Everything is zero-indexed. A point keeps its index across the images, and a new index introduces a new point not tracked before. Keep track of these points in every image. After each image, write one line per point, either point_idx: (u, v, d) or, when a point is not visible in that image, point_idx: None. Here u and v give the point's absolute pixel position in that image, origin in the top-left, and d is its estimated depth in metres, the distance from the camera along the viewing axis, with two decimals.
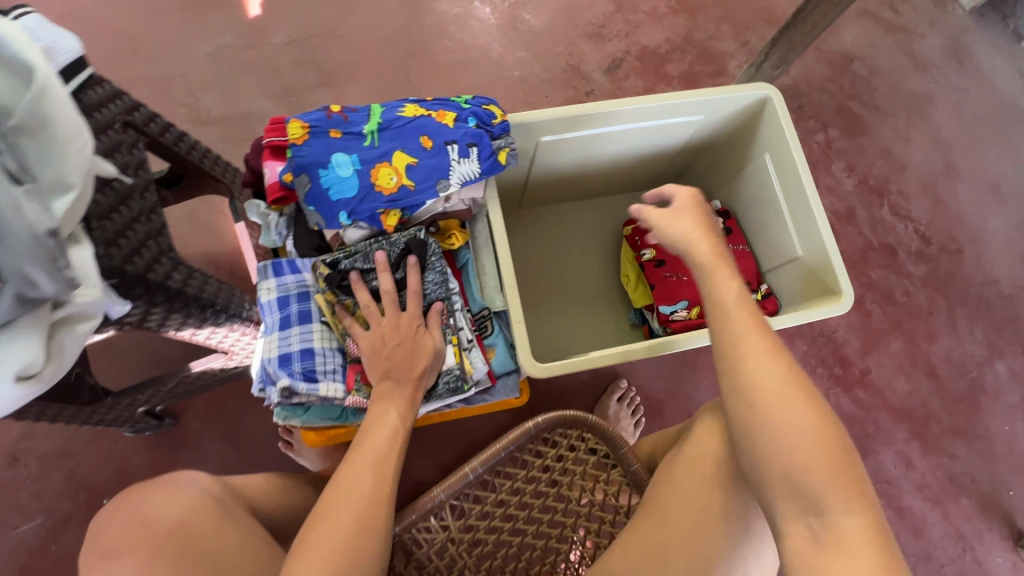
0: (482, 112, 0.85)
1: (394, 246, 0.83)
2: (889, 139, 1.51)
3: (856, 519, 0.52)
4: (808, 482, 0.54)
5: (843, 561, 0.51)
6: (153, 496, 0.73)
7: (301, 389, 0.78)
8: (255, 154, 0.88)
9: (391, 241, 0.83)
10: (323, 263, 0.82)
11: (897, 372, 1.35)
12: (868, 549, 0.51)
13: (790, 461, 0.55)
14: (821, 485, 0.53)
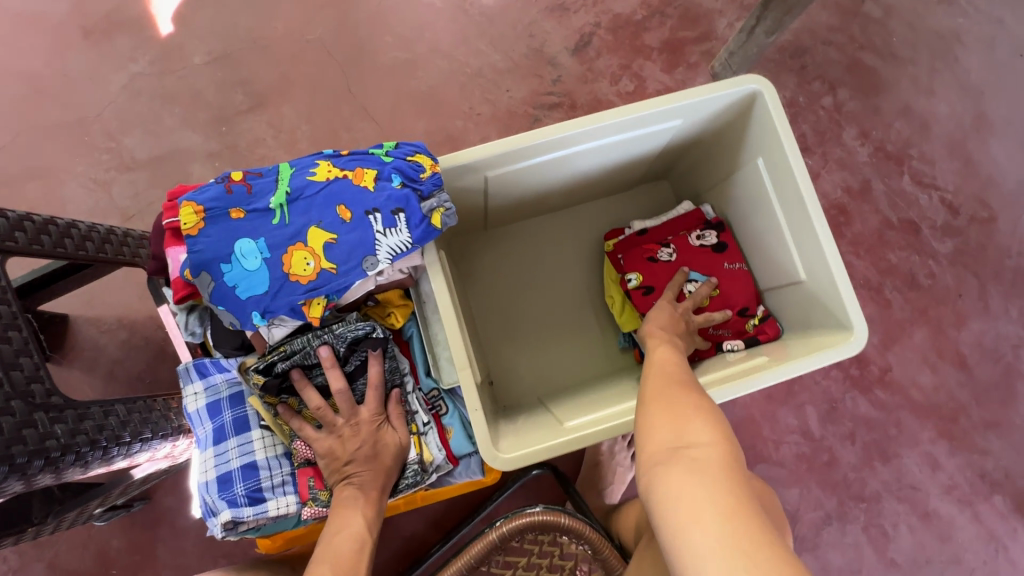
0: (408, 165, 0.71)
1: (341, 339, 0.72)
2: (909, 94, 1.31)
3: (710, 448, 0.51)
4: (669, 429, 0.55)
5: (692, 479, 0.48)
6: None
7: (247, 515, 0.70)
8: (157, 238, 0.76)
9: (337, 334, 0.72)
10: (256, 370, 0.71)
11: (921, 366, 1.22)
12: (718, 473, 0.48)
13: (657, 420, 0.57)
14: (684, 425, 0.54)
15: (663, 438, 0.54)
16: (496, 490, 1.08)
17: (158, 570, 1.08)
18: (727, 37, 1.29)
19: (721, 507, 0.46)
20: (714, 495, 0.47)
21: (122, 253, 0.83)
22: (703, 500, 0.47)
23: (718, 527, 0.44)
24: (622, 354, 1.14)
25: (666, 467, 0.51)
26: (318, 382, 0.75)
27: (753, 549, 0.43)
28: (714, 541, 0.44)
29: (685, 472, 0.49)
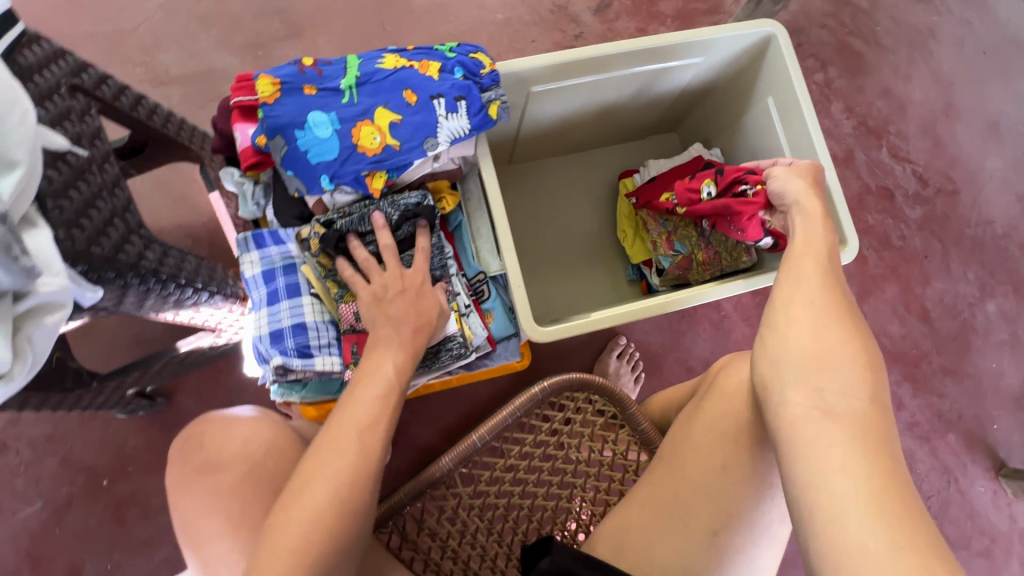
0: (470, 61, 0.79)
1: (396, 207, 0.77)
2: (889, 78, 1.46)
3: (865, 406, 0.54)
4: (828, 372, 0.56)
5: (846, 435, 0.52)
6: (227, 428, 0.71)
7: (297, 365, 0.73)
8: (223, 116, 0.81)
9: (392, 202, 0.77)
10: (318, 222, 0.75)
11: (891, 316, 1.36)
12: (869, 432, 0.53)
13: (816, 356, 0.57)
14: (842, 372, 0.56)
15: (818, 382, 0.56)
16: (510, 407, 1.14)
17: None
18: (734, 11, 1.41)
19: (873, 465, 0.50)
20: (863, 451, 0.51)
21: (182, 135, 0.87)
22: (856, 454, 0.51)
23: (864, 480, 0.50)
24: (630, 287, 1.23)
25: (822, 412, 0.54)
26: (370, 251, 0.78)
27: (894, 500, 0.49)
28: (858, 490, 0.49)
29: (840, 426, 0.53)
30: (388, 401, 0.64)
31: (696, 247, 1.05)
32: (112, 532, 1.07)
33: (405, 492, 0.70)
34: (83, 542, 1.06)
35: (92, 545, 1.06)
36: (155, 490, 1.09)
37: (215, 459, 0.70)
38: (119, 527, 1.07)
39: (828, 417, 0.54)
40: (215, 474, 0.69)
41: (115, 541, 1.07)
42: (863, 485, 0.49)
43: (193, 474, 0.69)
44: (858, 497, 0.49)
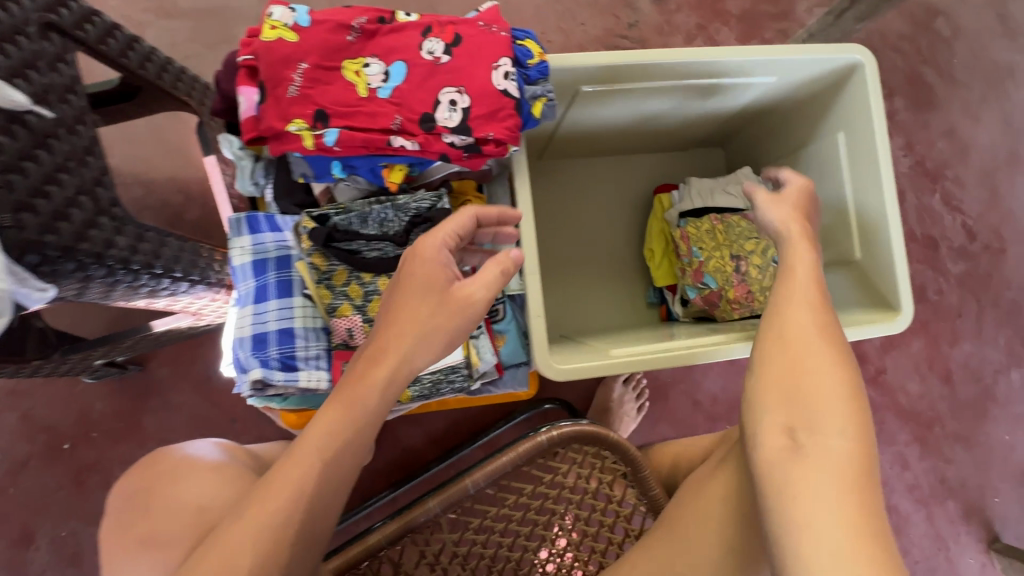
0: (517, 49, 0.68)
1: (404, 212, 0.65)
2: (957, 116, 1.35)
3: None
4: (811, 406, 0.50)
5: (814, 471, 0.46)
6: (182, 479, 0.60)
7: (277, 379, 0.64)
8: (228, 75, 0.70)
9: (400, 206, 0.65)
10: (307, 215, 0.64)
11: (912, 373, 1.29)
12: None
13: (832, 393, 0.50)
14: (823, 408, 0.49)
15: (783, 422, 0.50)
16: (503, 420, 1.08)
17: (144, 440, 1.03)
18: (803, 19, 1.28)
19: (765, 485, 0.48)
20: (849, 507, 0.44)
21: (143, 67, 0.71)
22: (793, 493, 0.46)
23: (800, 558, 0.44)
24: (649, 310, 1.15)
25: (762, 371, 0.53)
26: (369, 258, 0.65)
27: None
28: (823, 547, 0.43)
29: (824, 484, 0.45)
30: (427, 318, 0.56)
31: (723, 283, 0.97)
32: (70, 498, 1.01)
33: (384, 533, 0.63)
34: (38, 506, 1.00)
35: (47, 510, 1.00)
36: (120, 461, 1.02)
37: (171, 515, 0.57)
38: (78, 495, 1.01)
39: (768, 452, 0.49)
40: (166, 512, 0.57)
41: (72, 508, 1.01)
42: (779, 482, 0.47)
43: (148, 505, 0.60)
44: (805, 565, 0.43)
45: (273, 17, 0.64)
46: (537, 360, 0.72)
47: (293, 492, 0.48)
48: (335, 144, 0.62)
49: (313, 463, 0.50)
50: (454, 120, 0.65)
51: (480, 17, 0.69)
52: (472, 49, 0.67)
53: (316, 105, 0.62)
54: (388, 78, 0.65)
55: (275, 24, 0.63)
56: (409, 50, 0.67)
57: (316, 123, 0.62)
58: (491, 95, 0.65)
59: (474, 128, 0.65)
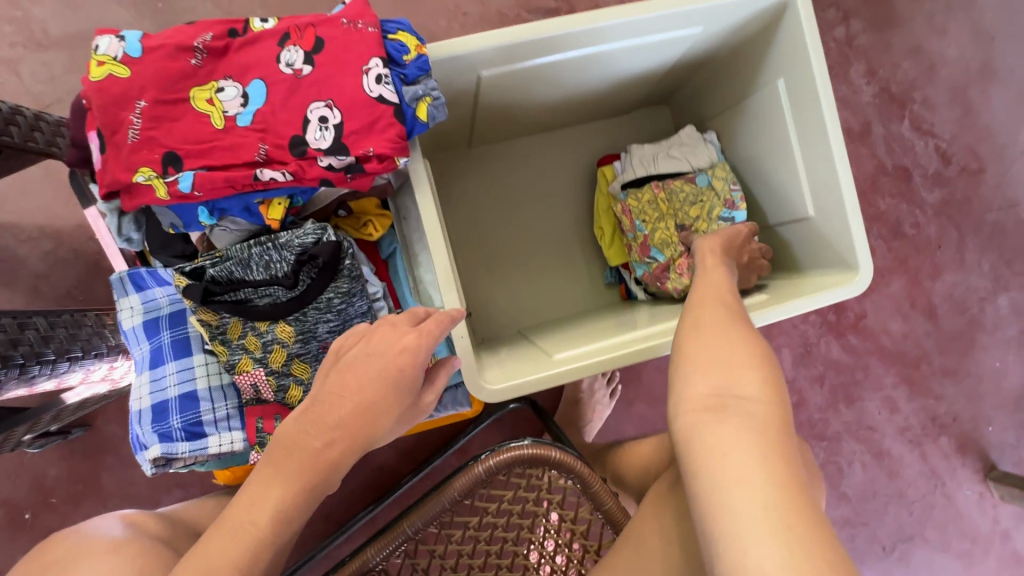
0: (389, 47, 0.60)
1: (287, 250, 0.58)
2: (921, 31, 1.24)
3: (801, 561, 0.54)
4: (729, 375, 0.45)
5: (738, 434, 0.41)
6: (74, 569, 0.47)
7: (182, 452, 0.59)
8: (77, 121, 0.63)
9: (282, 245, 0.58)
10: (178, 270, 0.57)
11: (894, 314, 1.24)
12: None
13: (749, 358, 0.46)
14: (738, 373, 0.45)
15: (706, 395, 0.45)
16: (470, 426, 1.03)
17: (105, 499, 1.00)
18: None
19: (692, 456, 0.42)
20: (780, 477, 0.39)
21: (8, 133, 0.67)
22: (721, 469, 0.40)
23: (734, 548, 0.36)
24: (608, 291, 1.09)
25: (683, 353, 0.49)
26: (261, 306, 0.59)
27: None
28: (755, 513, 0.37)
29: (753, 452, 0.40)
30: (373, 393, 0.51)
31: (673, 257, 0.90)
32: None
33: None
34: None
35: None
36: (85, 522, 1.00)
37: None
38: None
39: (696, 429, 0.43)
40: None
41: None
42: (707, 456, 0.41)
43: None
44: (740, 553, 0.36)
45: (99, 51, 0.56)
46: (469, 384, 0.67)
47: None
48: (193, 189, 0.54)
49: (229, 554, 0.46)
50: (326, 140, 0.57)
51: (344, 14, 0.61)
52: (336, 53, 0.59)
53: (164, 147, 0.55)
54: (247, 102, 0.58)
55: (103, 59, 0.55)
56: (265, 65, 0.59)
57: (165, 168, 0.55)
58: (365, 104, 0.58)
59: (350, 145, 0.58)
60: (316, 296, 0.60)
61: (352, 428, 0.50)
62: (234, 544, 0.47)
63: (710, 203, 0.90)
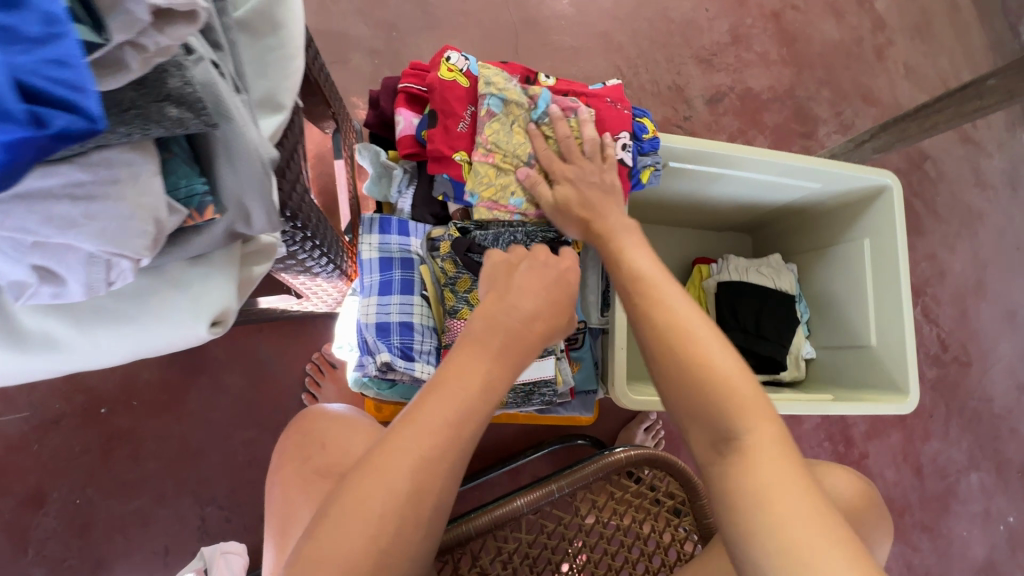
0: (635, 124, 0.81)
1: (530, 238, 0.76)
2: (939, 244, 1.58)
3: None
4: (721, 411, 0.49)
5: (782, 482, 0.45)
6: (343, 433, 0.62)
7: (399, 365, 0.70)
8: (388, 97, 0.80)
9: (528, 233, 0.75)
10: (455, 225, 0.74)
11: (890, 462, 1.43)
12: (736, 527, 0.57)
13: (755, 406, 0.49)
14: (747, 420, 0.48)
15: (704, 435, 0.50)
16: (533, 449, 1.13)
17: (181, 417, 1.03)
18: (824, 141, 1.51)
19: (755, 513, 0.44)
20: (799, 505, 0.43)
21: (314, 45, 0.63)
22: (752, 500, 0.44)
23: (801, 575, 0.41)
24: None
25: (664, 394, 0.52)
26: None
27: None
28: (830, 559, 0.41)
29: (772, 488, 0.44)
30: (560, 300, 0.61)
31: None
32: (93, 465, 0.98)
33: (473, 524, 0.68)
34: (59, 468, 0.97)
35: (68, 473, 0.97)
36: (153, 434, 1.01)
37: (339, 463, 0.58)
38: (102, 463, 0.99)
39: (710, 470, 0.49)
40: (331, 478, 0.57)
41: (93, 476, 0.98)
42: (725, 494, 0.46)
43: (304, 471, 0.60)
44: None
45: (449, 61, 0.73)
46: (608, 387, 0.81)
47: (422, 436, 0.50)
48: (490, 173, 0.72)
49: (439, 408, 0.51)
50: None
51: (607, 92, 0.83)
52: (602, 118, 0.80)
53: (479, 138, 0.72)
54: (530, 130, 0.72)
55: (451, 67, 0.73)
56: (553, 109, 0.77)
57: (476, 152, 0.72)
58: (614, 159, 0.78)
59: None
60: None
61: (548, 315, 0.60)
62: (447, 406, 0.51)
63: (522, 116, 0.72)
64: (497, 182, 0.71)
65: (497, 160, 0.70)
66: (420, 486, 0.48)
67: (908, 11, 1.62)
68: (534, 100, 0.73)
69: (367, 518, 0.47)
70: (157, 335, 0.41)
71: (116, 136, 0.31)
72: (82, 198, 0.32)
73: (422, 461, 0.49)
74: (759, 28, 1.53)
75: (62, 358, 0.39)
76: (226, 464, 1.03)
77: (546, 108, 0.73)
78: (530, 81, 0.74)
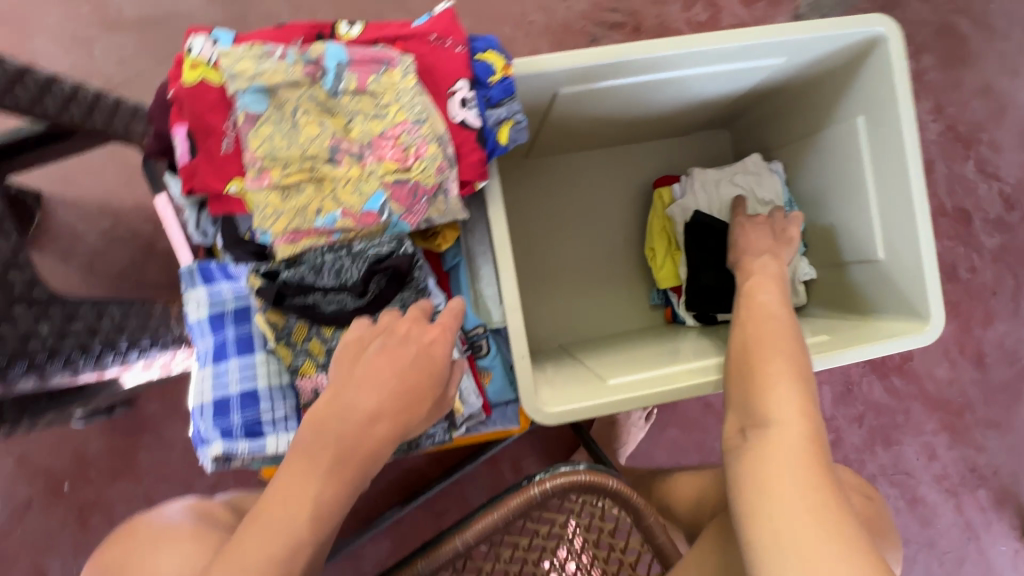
0: (477, 65, 0.59)
1: (361, 258, 0.58)
2: (996, 71, 1.20)
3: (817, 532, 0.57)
4: (755, 400, 0.53)
5: (784, 459, 0.47)
6: (155, 555, 0.50)
7: (242, 450, 0.59)
8: (161, 113, 0.63)
9: (357, 253, 0.58)
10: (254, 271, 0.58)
11: (940, 358, 1.21)
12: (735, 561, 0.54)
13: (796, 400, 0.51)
14: (773, 405, 0.51)
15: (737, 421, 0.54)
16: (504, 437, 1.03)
17: (141, 478, 1.02)
18: None
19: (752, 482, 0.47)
20: (805, 494, 0.44)
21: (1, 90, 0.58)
22: (748, 478, 0.48)
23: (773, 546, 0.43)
24: (654, 313, 1.07)
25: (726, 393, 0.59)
26: (328, 311, 0.59)
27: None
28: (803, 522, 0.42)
29: (775, 466, 0.46)
30: (399, 377, 0.48)
31: (377, 176, 0.57)
32: (76, 537, 1.01)
33: None
34: (45, 547, 1.00)
35: (54, 550, 1.01)
36: (120, 498, 1.02)
37: None
38: (83, 534, 1.01)
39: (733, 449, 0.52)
40: None
41: (77, 547, 1.01)
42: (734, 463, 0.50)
43: None
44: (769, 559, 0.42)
45: (192, 53, 0.55)
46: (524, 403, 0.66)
47: None
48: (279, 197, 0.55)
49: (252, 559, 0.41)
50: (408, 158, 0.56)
51: (432, 25, 0.59)
52: (426, 70, 0.58)
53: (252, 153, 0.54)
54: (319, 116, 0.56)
55: (196, 62, 0.55)
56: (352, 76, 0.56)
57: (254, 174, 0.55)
58: (451, 128, 0.58)
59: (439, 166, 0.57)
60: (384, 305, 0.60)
61: (391, 412, 0.47)
62: (263, 550, 0.42)
63: (306, 100, 0.55)
64: (288, 207, 0.55)
65: (279, 176, 0.54)
66: None
67: None
68: (320, 69, 0.55)
69: None
70: None
71: None
72: None
73: None
74: None
75: None
76: None
77: (337, 76, 0.55)
78: (305, 47, 0.55)
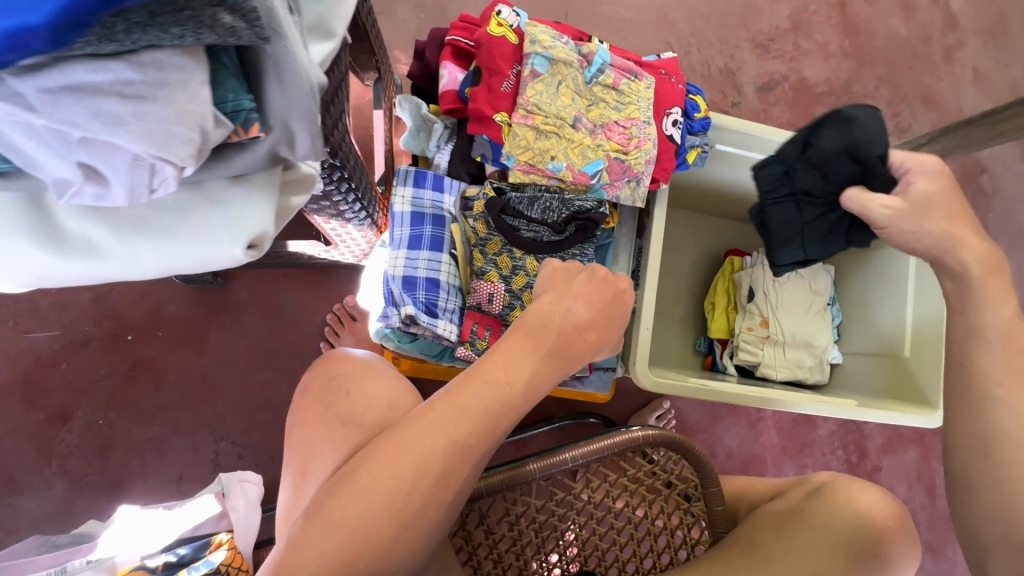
0: (688, 101, 0.77)
1: (568, 205, 0.74)
2: None
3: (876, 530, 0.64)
4: None
5: None
6: (366, 380, 0.63)
7: (423, 320, 0.70)
8: (434, 48, 0.78)
9: (566, 200, 0.74)
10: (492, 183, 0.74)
11: (902, 479, 1.37)
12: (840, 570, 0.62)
13: None
14: None
15: None
16: (542, 423, 1.12)
17: (202, 353, 1.05)
18: None
19: None
20: None
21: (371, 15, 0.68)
22: None
23: None
24: (696, 357, 1.24)
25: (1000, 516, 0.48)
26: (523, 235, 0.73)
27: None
28: None
29: None
30: (602, 303, 0.60)
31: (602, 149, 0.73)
32: (116, 389, 1.02)
33: (486, 483, 0.68)
34: (84, 388, 1.01)
35: (91, 394, 1.01)
36: (175, 366, 1.04)
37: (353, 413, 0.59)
38: (125, 388, 1.02)
39: None
40: (350, 427, 0.58)
41: (115, 398, 1.01)
42: None
43: (318, 417, 0.60)
44: None
45: (500, 15, 0.72)
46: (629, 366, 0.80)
47: (447, 426, 0.50)
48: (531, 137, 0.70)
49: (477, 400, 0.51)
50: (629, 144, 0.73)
51: (662, 63, 0.79)
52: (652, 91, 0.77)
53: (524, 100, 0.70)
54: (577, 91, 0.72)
55: (501, 22, 0.72)
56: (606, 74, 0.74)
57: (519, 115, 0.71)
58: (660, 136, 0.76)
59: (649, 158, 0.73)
60: (568, 248, 0.74)
61: (598, 326, 0.59)
62: (488, 395, 0.52)
63: (572, 77, 0.72)
64: (535, 146, 0.71)
65: (539, 122, 0.70)
66: (451, 466, 0.50)
67: (985, 11, 1.51)
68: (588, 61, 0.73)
69: (391, 488, 0.48)
70: (202, 253, 0.40)
71: (172, 33, 0.29)
72: (133, 95, 0.30)
73: (453, 442, 0.50)
74: (822, 17, 1.45)
75: (104, 263, 0.38)
76: (240, 402, 1.05)
77: (599, 70, 0.73)
78: (581, 43, 0.73)
